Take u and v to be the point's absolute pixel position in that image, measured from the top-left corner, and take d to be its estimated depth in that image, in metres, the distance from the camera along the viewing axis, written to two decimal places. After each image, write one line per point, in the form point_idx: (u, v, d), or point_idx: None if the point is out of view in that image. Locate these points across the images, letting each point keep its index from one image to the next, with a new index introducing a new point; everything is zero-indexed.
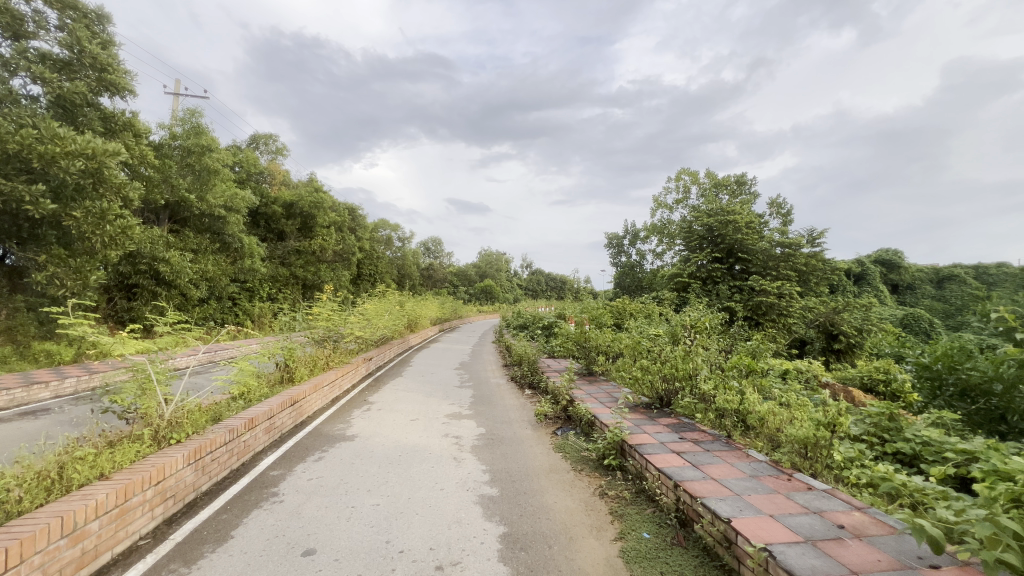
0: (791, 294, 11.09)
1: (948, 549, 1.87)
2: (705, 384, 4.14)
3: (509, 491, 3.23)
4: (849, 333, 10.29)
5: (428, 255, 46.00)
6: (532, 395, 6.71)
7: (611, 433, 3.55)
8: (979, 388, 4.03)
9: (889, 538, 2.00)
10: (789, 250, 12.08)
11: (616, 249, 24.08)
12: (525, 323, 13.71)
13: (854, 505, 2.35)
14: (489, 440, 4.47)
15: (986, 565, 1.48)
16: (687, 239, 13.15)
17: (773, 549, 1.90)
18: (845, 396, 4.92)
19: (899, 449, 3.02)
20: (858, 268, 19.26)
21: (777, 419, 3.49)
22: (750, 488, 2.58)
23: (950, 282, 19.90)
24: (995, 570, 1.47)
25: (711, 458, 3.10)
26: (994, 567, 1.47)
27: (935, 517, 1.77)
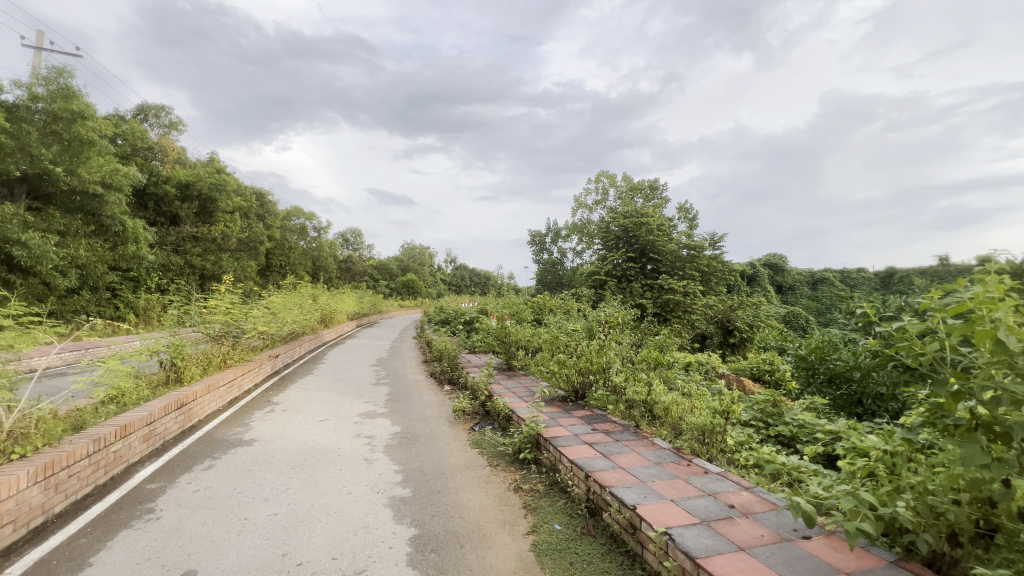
0: (694, 292, 12.04)
1: (817, 520, 2.10)
2: (617, 377, 4.31)
3: (422, 491, 3.14)
4: (742, 328, 11.29)
5: (346, 246, 43.78)
6: (452, 391, 6.62)
7: (527, 427, 3.58)
8: (843, 375, 4.65)
9: (770, 514, 2.21)
10: (693, 252, 13.07)
11: (539, 246, 24.63)
12: (446, 318, 13.54)
13: (742, 485, 2.57)
14: (404, 438, 4.33)
15: (848, 535, 1.64)
16: (605, 238, 13.73)
17: (672, 532, 2.02)
18: (737, 385, 5.44)
19: (780, 432, 3.36)
20: (751, 270, 21.41)
21: (679, 409, 3.74)
22: (654, 475, 2.73)
23: (823, 284, 22.70)
24: (854, 539, 1.63)
25: (620, 448, 3.24)
26: (854, 536, 1.63)
27: (808, 495, 1.96)
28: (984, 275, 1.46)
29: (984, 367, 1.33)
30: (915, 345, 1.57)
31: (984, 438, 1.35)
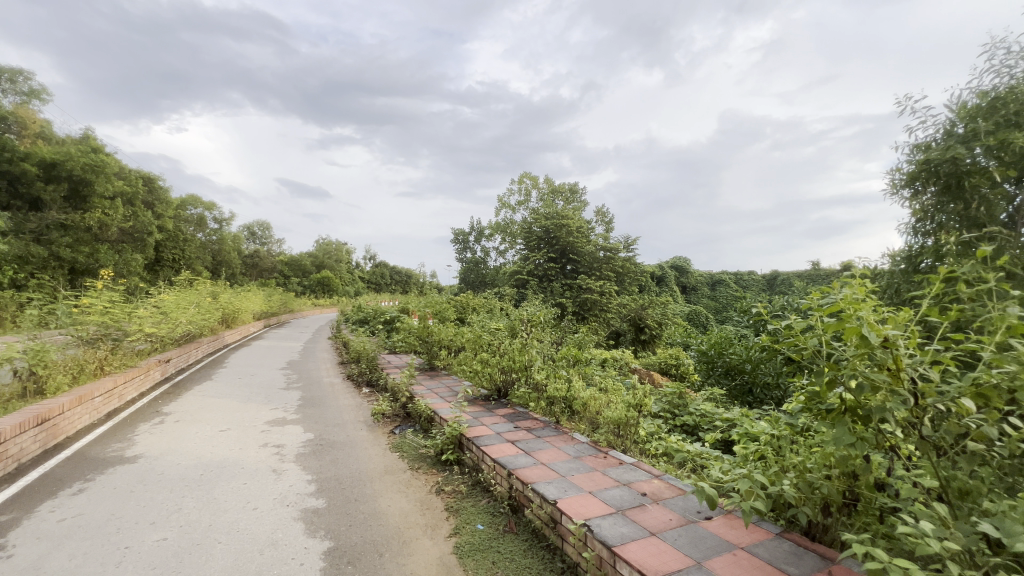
0: (609, 292, 12.70)
1: (717, 502, 2.29)
2: (538, 374, 4.41)
3: (338, 500, 2.98)
4: (652, 325, 12.06)
5: (252, 240, 40.35)
6: (370, 393, 6.36)
7: (449, 428, 3.54)
8: (736, 367, 5.18)
9: (677, 499, 2.38)
10: (609, 254, 13.77)
11: (462, 245, 24.53)
12: (365, 318, 13.01)
13: (653, 474, 2.74)
14: (318, 445, 4.09)
15: (744, 513, 1.81)
16: (527, 238, 14.00)
17: (591, 523, 2.10)
18: (647, 379, 5.83)
19: (685, 421, 3.65)
20: (659, 271, 23.03)
21: (596, 404, 3.91)
22: (573, 469, 2.83)
23: (720, 285, 25.00)
24: (748, 516, 1.80)
25: (542, 444, 3.32)
26: (748, 514, 1.80)
27: (710, 479, 2.13)
28: (852, 278, 1.67)
29: (851, 358, 1.52)
30: (799, 340, 1.75)
31: (851, 421, 1.54)
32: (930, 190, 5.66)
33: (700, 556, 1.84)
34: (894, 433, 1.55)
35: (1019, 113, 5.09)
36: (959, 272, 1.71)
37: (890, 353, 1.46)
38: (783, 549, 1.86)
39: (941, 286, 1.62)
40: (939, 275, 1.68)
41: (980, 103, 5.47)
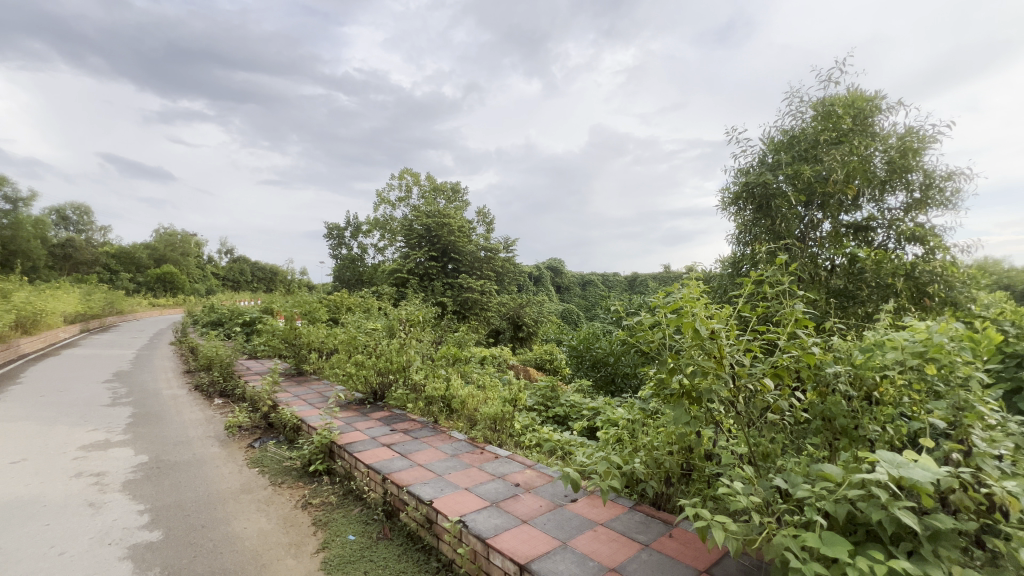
0: (490, 291, 12.94)
1: (582, 484, 2.49)
2: (417, 375, 4.33)
3: (179, 529, 2.60)
4: (529, 324, 12.82)
5: (62, 226, 32.89)
6: (223, 404, 5.62)
7: (318, 436, 3.30)
8: (603, 360, 5.70)
9: (547, 485, 2.53)
10: (490, 254, 14.08)
11: (337, 240, 23.00)
12: (219, 320, 11.47)
13: (526, 464, 2.87)
14: (154, 469, 3.50)
15: (603, 492, 1.98)
16: (407, 236, 13.62)
17: (466, 519, 2.12)
18: (523, 374, 6.11)
19: (556, 412, 3.89)
20: (536, 272, 24.18)
21: (474, 401, 3.92)
22: (449, 467, 2.84)
23: (589, 285, 27.04)
24: (606, 494, 1.98)
25: (418, 445, 3.27)
26: (606, 493, 1.98)
27: (575, 464, 2.30)
28: (689, 280, 1.94)
29: (687, 348, 1.75)
30: (648, 334, 1.98)
31: (686, 402, 1.77)
32: (749, 208, 6.80)
33: (565, 536, 1.97)
34: (718, 411, 1.82)
35: (807, 150, 6.41)
36: (764, 276, 2.09)
37: (715, 344, 1.71)
38: (635, 520, 2.08)
39: (752, 287, 1.97)
40: (751, 279, 2.04)
41: (782, 139, 6.76)
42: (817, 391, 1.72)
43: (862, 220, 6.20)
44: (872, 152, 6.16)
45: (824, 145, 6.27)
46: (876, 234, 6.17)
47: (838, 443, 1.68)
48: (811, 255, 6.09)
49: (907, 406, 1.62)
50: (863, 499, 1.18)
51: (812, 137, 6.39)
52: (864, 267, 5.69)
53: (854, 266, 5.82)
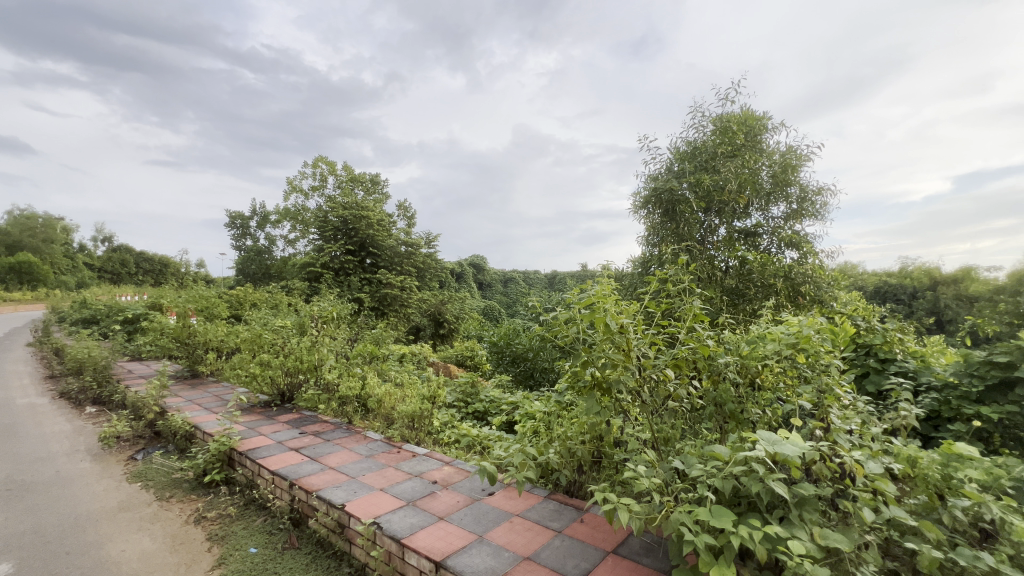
0: (410, 287, 12.66)
1: (499, 477, 2.52)
2: (329, 374, 4.11)
3: (36, 560, 2.23)
4: (450, 320, 12.96)
5: None
6: (97, 413, 4.92)
7: (215, 444, 3.01)
8: (522, 355, 5.88)
9: (465, 481, 2.53)
10: (410, 249, 13.77)
11: (240, 231, 21.13)
12: (93, 317, 10.03)
13: (444, 461, 2.85)
14: (3, 492, 2.97)
15: (518, 484, 2.02)
16: (321, 228, 12.84)
17: (380, 521, 2.06)
18: (443, 371, 6.08)
19: (476, 408, 3.90)
20: (459, 268, 24.02)
21: (391, 399, 3.76)
22: (364, 469, 2.73)
23: (510, 282, 27.38)
24: (521, 485, 2.02)
25: (330, 448, 3.12)
26: (521, 484, 2.02)
27: (492, 458, 2.32)
28: (602, 277, 2.04)
29: (598, 342, 1.83)
30: (563, 329, 2.04)
31: (597, 394, 1.86)
32: (657, 212, 7.30)
33: (481, 530, 1.99)
34: (626, 401, 1.94)
35: (707, 161, 7.02)
36: (667, 276, 2.26)
37: (623, 337, 1.81)
38: (549, 508, 2.15)
39: (657, 285, 2.11)
40: (656, 278, 2.19)
41: (686, 150, 7.35)
42: (711, 379, 1.89)
43: (751, 226, 6.93)
44: (760, 166, 6.90)
45: (721, 157, 6.91)
46: (762, 240, 6.93)
47: (727, 426, 1.86)
48: (709, 257, 6.76)
49: (782, 390, 1.85)
50: (745, 475, 1.32)
51: (711, 149, 7.01)
52: (752, 269, 6.37)
53: (744, 268, 6.48)
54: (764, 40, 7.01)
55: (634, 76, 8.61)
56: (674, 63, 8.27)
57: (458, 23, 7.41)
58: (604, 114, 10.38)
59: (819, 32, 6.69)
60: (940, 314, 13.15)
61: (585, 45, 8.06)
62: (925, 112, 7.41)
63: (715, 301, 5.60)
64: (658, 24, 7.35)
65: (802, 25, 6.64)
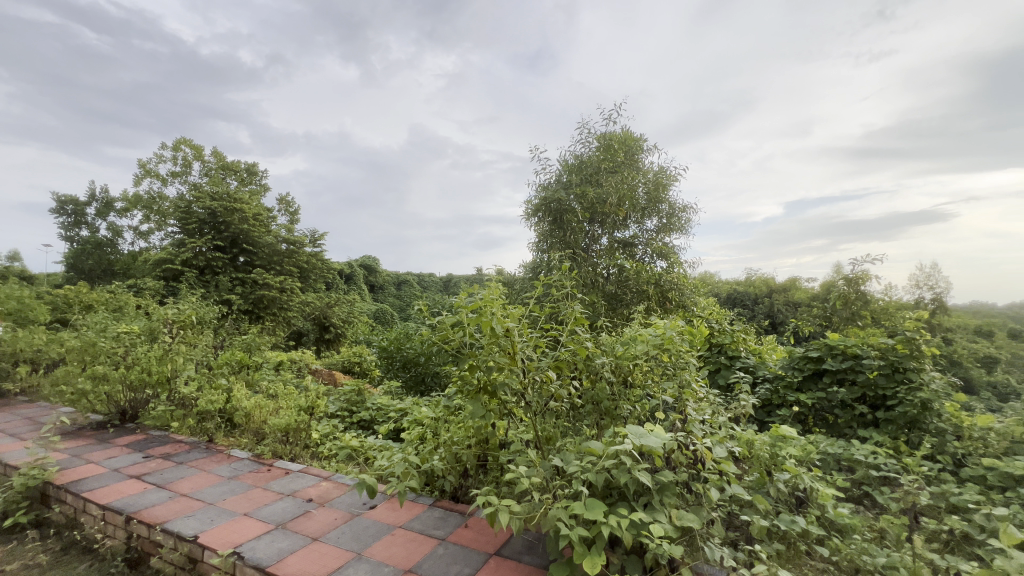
0: (292, 288, 11.69)
1: (381, 489, 2.40)
2: (186, 387, 3.59)
3: None
4: (337, 324, 12.31)
5: None
6: None
7: (23, 478, 2.45)
8: (413, 360, 5.78)
9: (344, 496, 2.38)
10: (292, 246, 12.63)
11: (73, 218, 17.64)
12: None
13: (322, 476, 2.65)
14: None
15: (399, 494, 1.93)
16: (182, 220, 11.21)
17: (241, 550, 1.84)
18: (327, 378, 5.72)
19: (361, 417, 3.72)
20: (348, 269, 22.66)
21: (263, 412, 3.37)
22: (225, 492, 2.43)
23: (404, 285, 25.82)
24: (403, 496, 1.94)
25: (183, 472, 2.72)
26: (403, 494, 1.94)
27: (373, 469, 2.21)
28: (489, 280, 2.05)
29: (485, 345, 1.83)
30: (449, 333, 2.01)
31: (483, 398, 1.86)
32: (546, 221, 7.62)
33: (359, 547, 1.88)
34: (511, 403, 1.97)
35: (591, 174, 7.53)
36: (552, 280, 2.36)
37: (509, 341, 1.84)
38: (434, 517, 2.11)
39: (542, 289, 2.19)
40: (541, 283, 2.28)
41: (574, 162, 7.81)
42: (589, 379, 2.01)
43: (629, 237, 7.59)
44: (637, 182, 7.59)
45: (604, 172, 7.45)
46: (638, 250, 7.59)
47: (603, 422, 1.98)
48: (593, 264, 7.25)
49: (650, 386, 2.03)
50: (616, 467, 1.42)
51: (596, 164, 7.52)
52: (629, 276, 7.00)
53: (622, 275, 7.07)
54: (644, 67, 7.84)
55: (529, 89, 8.92)
56: (566, 79, 8.76)
57: (351, 12, 7.03)
58: (500, 122, 10.59)
59: (687, 68, 7.59)
60: (775, 317, 15.65)
61: (484, 53, 8.13)
62: (763, 146, 9.14)
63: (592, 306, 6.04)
64: (552, 43, 7.75)
65: (675, 61, 7.51)
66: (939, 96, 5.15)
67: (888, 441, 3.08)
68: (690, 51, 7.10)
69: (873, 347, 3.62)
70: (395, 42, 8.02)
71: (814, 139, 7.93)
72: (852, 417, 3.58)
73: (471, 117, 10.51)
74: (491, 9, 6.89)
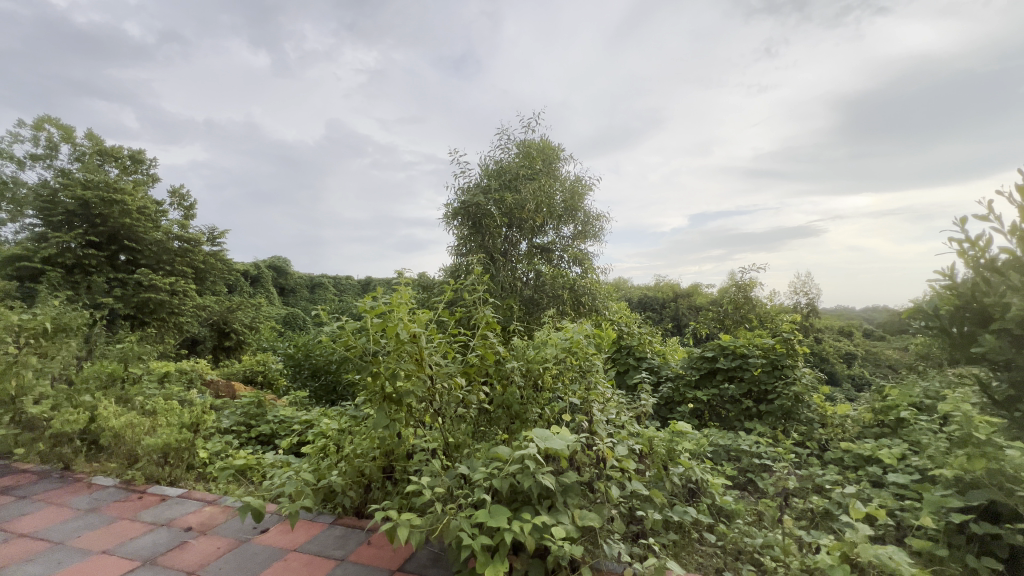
0: (185, 291, 10.39)
1: (273, 509, 2.21)
2: (37, 406, 3.08)
3: None
4: (239, 330, 11.56)
5: None
6: None
7: None
8: (323, 369, 5.49)
9: (231, 521, 2.16)
10: (186, 245, 11.31)
11: None
12: None
13: (206, 500, 2.38)
14: None
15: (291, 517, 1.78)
16: (44, 210, 9.58)
17: None
18: (225, 390, 5.25)
19: (260, 431, 3.43)
20: (254, 271, 20.91)
21: (137, 430, 2.88)
22: (80, 528, 2.10)
23: (319, 289, 24.25)
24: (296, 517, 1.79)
25: (27, 508, 2.31)
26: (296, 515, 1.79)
27: (262, 489, 2.02)
28: (397, 285, 1.98)
29: (390, 352, 1.76)
30: (351, 340, 1.90)
31: (387, 406, 1.79)
32: (464, 225, 7.56)
33: None
34: (419, 411, 1.91)
35: (510, 180, 7.63)
36: (463, 285, 2.33)
37: (416, 347, 1.78)
38: (333, 536, 1.98)
39: (451, 293, 2.15)
40: (452, 287, 2.25)
41: (494, 168, 7.87)
42: (500, 384, 2.01)
43: (547, 243, 7.81)
44: (554, 190, 7.85)
45: (522, 178, 7.59)
46: (556, 255, 7.84)
47: (513, 426, 1.99)
48: (512, 269, 7.39)
49: (559, 388, 2.08)
50: (521, 471, 1.42)
51: (514, 170, 7.63)
52: (545, 281, 7.22)
53: (539, 280, 7.27)
54: (565, 80, 8.15)
55: (453, 92, 8.87)
56: (490, 86, 8.85)
57: None
58: (424, 123, 10.40)
59: (604, 86, 8.00)
60: (679, 320, 16.94)
61: (407, 52, 7.95)
62: (671, 162, 9.86)
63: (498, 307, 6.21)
64: (476, 49, 7.81)
65: (592, 79, 7.84)
66: (816, 127, 7.05)
67: (769, 431, 3.45)
68: (606, 69, 7.46)
69: (758, 347, 4.03)
70: (311, 31, 7.58)
71: (713, 157, 9.07)
72: (739, 411, 3.96)
73: (393, 116, 10.23)
74: (416, 9, 6.73)
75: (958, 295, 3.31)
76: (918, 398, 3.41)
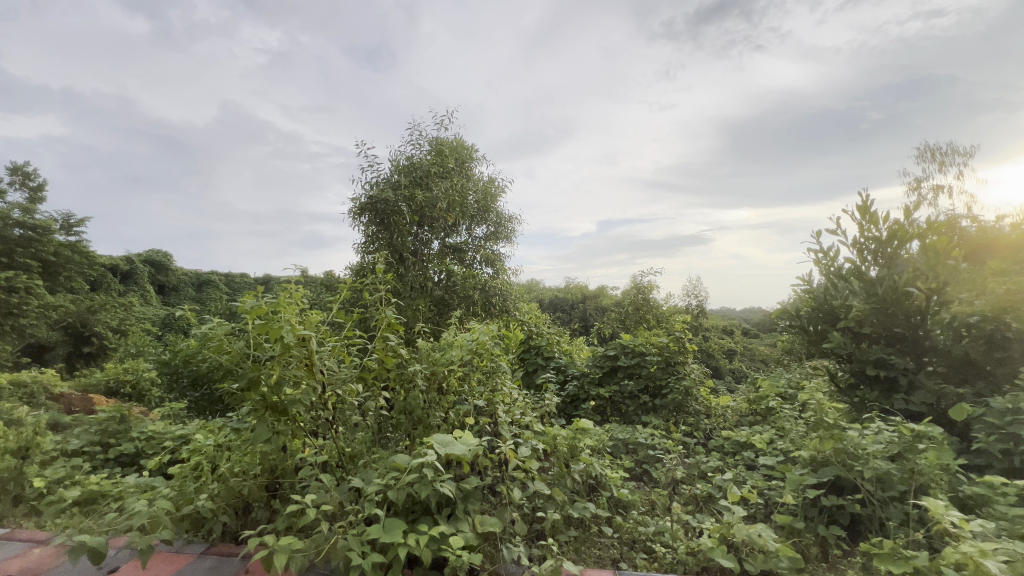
0: (28, 287, 8.71)
1: (125, 545, 1.88)
2: None
3: None
4: (102, 334, 9.95)
5: None
6: None
7: None
8: (205, 377, 4.90)
9: (65, 565, 1.80)
10: (31, 233, 9.53)
11: None
12: None
13: (32, 542, 1.97)
14: None
15: (143, 553, 1.52)
16: None
17: None
18: (80, 405, 4.50)
19: (122, 451, 2.98)
20: (125, 265, 18.21)
21: None
22: None
23: (209, 287, 21.75)
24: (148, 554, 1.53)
25: None
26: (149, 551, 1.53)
27: (108, 522, 1.71)
28: (287, 284, 1.81)
29: (275, 358, 1.59)
30: (226, 346, 1.69)
31: (271, 417, 1.61)
32: (371, 221, 7.15)
33: None
34: (310, 421, 1.75)
35: (421, 177, 7.40)
36: (364, 285, 2.20)
37: (306, 350, 1.63)
38: (198, 568, 1.73)
39: (350, 293, 2.01)
40: (351, 286, 2.11)
41: (405, 164, 7.58)
42: (402, 388, 1.92)
43: (459, 243, 7.72)
44: (468, 191, 7.81)
45: (434, 176, 7.41)
46: (468, 255, 7.78)
47: (415, 432, 1.90)
48: (424, 269, 7.15)
49: (464, 391, 2.02)
50: (419, 481, 1.35)
51: (426, 167, 7.41)
52: (456, 281, 7.15)
53: (451, 280, 7.17)
54: None
55: (364, 83, 8.42)
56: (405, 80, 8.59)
57: None
58: None
59: None
60: (586, 320, 17.72)
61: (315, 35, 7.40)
62: None
63: (406, 308, 6.02)
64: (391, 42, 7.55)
65: None
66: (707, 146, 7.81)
67: (663, 423, 3.71)
68: None
69: (654, 346, 4.33)
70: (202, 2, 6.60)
71: None
72: (637, 405, 4.22)
73: None
74: None
75: (814, 297, 3.92)
76: (784, 388, 3.93)
